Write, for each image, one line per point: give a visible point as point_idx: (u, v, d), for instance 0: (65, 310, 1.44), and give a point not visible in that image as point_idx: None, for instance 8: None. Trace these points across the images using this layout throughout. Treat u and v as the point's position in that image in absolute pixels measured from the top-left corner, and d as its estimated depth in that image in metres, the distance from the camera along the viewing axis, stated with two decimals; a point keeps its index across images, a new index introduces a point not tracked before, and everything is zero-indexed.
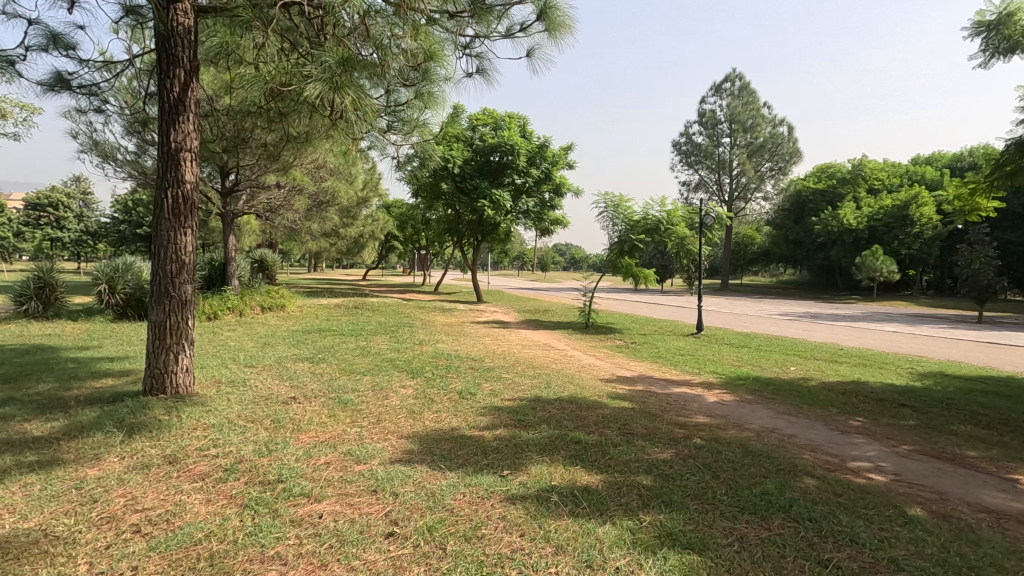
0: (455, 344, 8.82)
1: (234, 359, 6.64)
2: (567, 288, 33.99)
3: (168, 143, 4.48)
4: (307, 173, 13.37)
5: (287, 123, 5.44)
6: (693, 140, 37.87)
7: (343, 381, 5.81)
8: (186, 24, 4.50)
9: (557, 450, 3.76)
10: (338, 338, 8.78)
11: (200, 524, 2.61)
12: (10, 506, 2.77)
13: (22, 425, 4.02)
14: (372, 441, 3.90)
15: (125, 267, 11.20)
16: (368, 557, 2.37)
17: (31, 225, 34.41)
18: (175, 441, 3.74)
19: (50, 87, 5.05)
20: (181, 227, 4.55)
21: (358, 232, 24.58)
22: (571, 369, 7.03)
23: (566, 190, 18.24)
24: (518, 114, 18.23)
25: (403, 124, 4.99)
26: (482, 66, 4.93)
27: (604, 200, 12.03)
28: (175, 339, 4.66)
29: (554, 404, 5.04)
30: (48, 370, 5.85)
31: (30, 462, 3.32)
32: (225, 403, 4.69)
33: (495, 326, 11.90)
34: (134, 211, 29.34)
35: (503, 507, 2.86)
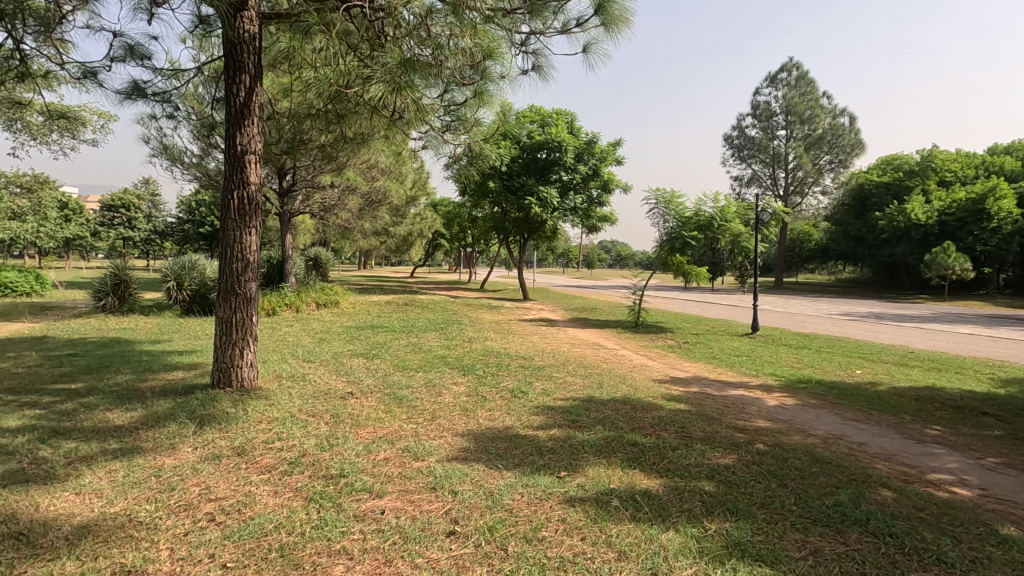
0: (504, 341, 8.87)
1: (293, 354, 6.89)
2: (613, 288, 30.65)
3: (235, 146, 4.68)
4: (360, 173, 13.71)
5: (344, 124, 5.58)
6: (746, 133, 36.62)
7: (397, 377, 5.92)
8: (252, 31, 4.66)
9: (614, 452, 3.70)
10: (391, 335, 8.99)
11: (269, 516, 2.70)
12: (98, 491, 2.95)
13: (105, 414, 4.28)
14: (429, 438, 3.95)
15: (191, 265, 11.79)
16: (430, 555, 2.39)
17: (106, 225, 36.68)
18: (243, 434, 3.89)
19: (127, 96, 5.34)
20: (247, 227, 4.72)
21: (407, 230, 25.05)
22: (622, 369, 6.92)
23: (615, 186, 18.01)
24: (567, 110, 18.15)
25: (461, 124, 4.97)
26: (538, 63, 4.88)
27: (655, 196, 11.79)
28: (240, 335, 4.86)
29: (607, 405, 4.95)
30: (126, 362, 6.23)
31: (114, 450, 3.53)
32: (287, 398, 4.86)
33: (543, 324, 11.85)
34: (198, 211, 30.83)
35: (563, 509, 2.82)
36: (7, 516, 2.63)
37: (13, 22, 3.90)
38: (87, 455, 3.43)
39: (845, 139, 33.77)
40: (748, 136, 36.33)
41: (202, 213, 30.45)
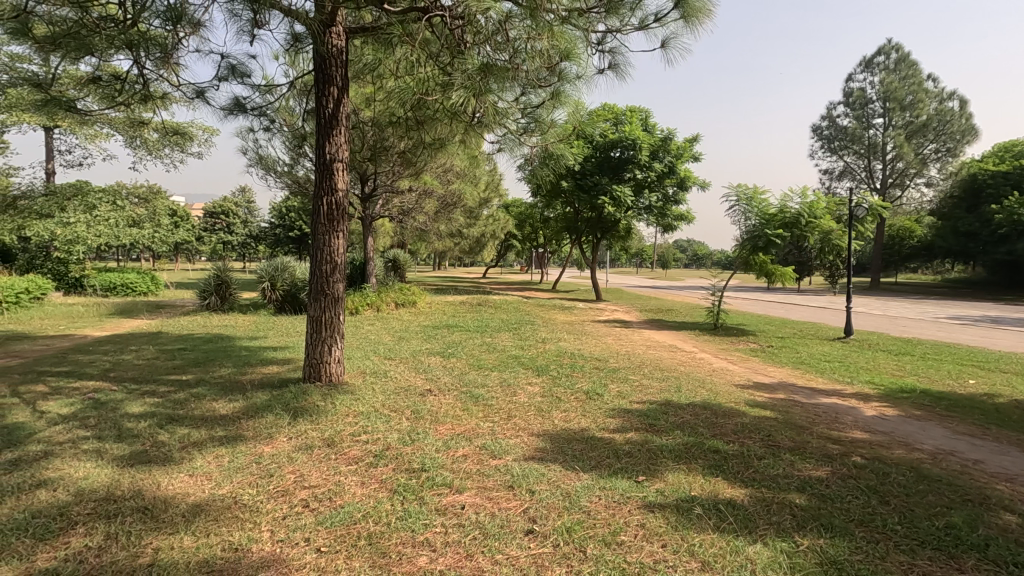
0: (577, 342, 8.82)
1: (375, 352, 7.21)
2: (690, 288, 30.30)
3: (325, 155, 4.97)
4: (435, 176, 14.13)
5: (425, 130, 5.80)
6: (837, 123, 34.21)
7: (473, 376, 6.04)
8: (340, 46, 4.93)
9: (695, 458, 3.58)
10: (466, 334, 9.17)
11: (358, 505, 2.85)
12: (208, 473, 3.23)
13: (212, 403, 4.69)
14: (505, 437, 4.01)
15: (283, 267, 12.65)
16: (510, 551, 2.42)
17: (208, 230, 40.09)
18: (333, 426, 4.13)
19: (230, 111, 5.81)
20: (335, 231, 5.01)
21: (480, 231, 25.49)
22: (702, 372, 6.68)
23: (692, 183, 17.44)
24: (641, 107, 17.80)
25: (536, 125, 5.01)
26: (615, 62, 4.81)
27: (736, 192, 11.31)
28: (329, 332, 5.15)
29: (686, 410, 4.79)
30: (228, 356, 6.78)
31: (220, 437, 3.85)
32: (370, 393, 5.09)
33: (616, 326, 11.64)
34: (287, 216, 33.04)
35: (642, 514, 2.77)
36: (135, 492, 2.94)
37: (139, 51, 4.35)
38: (198, 441, 3.76)
39: (954, 125, 30.73)
40: (840, 126, 33.90)
41: (291, 218, 32.58)
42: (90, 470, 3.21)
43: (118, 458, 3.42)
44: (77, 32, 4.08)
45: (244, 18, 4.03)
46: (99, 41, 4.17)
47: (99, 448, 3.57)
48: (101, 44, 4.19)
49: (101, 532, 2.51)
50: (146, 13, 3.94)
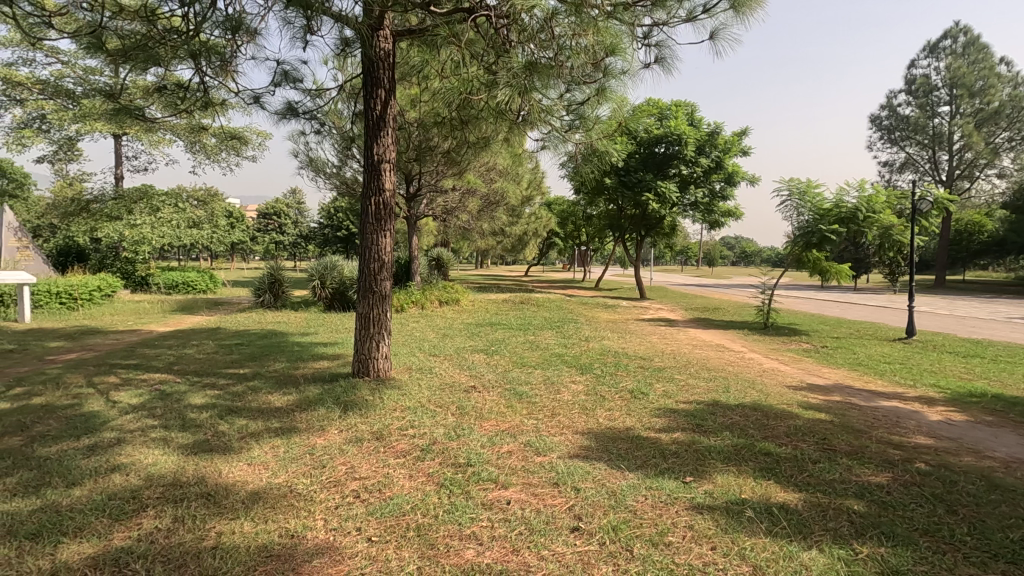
0: (621, 341, 8.73)
1: (421, 348, 7.35)
2: (747, 287, 27.40)
3: (373, 155, 5.09)
4: (479, 175, 14.25)
5: (471, 129, 5.86)
6: (898, 112, 32.42)
7: (517, 373, 6.08)
8: (386, 48, 5.03)
9: (745, 460, 3.48)
10: (509, 332, 9.21)
11: (406, 497, 2.92)
12: (266, 463, 3.38)
13: (268, 396, 4.89)
14: (549, 434, 4.01)
15: (332, 266, 13.03)
16: (556, 548, 2.43)
17: (262, 230, 41.77)
18: (381, 420, 4.24)
19: (283, 116, 6.03)
20: (382, 230, 5.13)
21: (522, 230, 25.57)
22: (751, 373, 6.49)
23: (740, 178, 16.92)
24: (686, 101, 17.41)
25: (581, 122, 4.98)
26: (661, 56, 4.72)
27: (788, 186, 10.89)
28: (376, 329, 5.28)
29: (735, 411, 4.67)
30: (282, 352, 7.06)
31: (275, 428, 4.01)
32: (417, 388, 5.19)
33: (661, 324, 11.44)
34: (335, 217, 34.07)
35: (690, 515, 2.72)
36: (199, 478, 3.11)
37: (200, 60, 4.58)
38: (255, 431, 3.94)
39: None
40: (901, 115, 32.19)
41: (339, 219, 33.57)
42: (158, 457, 3.41)
43: (183, 446, 3.62)
44: (145, 43, 4.32)
45: (297, 24, 4.17)
46: (164, 52, 4.41)
47: (165, 437, 3.78)
48: (166, 54, 4.43)
49: (169, 515, 2.67)
50: (207, 23, 4.14)
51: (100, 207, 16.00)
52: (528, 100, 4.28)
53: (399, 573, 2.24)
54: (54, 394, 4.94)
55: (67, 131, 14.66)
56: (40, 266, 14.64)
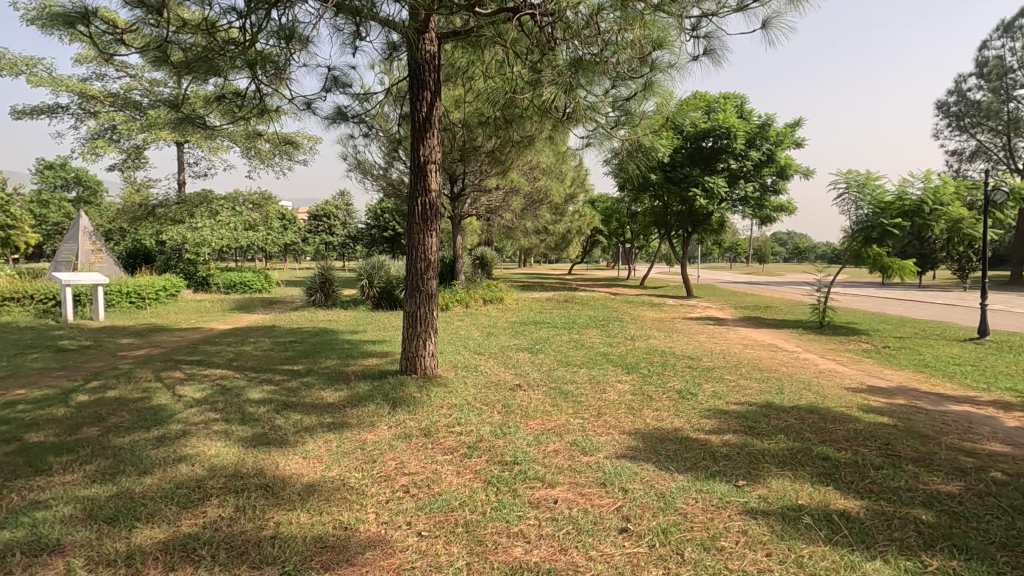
0: (667, 340, 8.55)
1: (466, 347, 7.42)
2: (800, 287, 24.29)
3: (419, 157, 5.18)
4: (522, 174, 14.27)
5: (515, 128, 5.88)
6: (968, 98, 30.42)
7: (562, 372, 6.05)
8: (432, 51, 5.10)
9: (802, 465, 3.35)
10: (553, 331, 9.18)
11: (454, 493, 2.96)
12: (319, 456, 3.50)
13: (321, 392, 5.06)
14: (596, 434, 3.97)
15: (379, 265, 13.33)
16: (604, 549, 2.41)
17: (312, 231, 43.20)
18: (428, 416, 4.31)
19: (333, 120, 6.22)
20: (429, 230, 5.22)
21: (566, 228, 25.43)
22: (807, 374, 6.23)
23: (793, 172, 16.28)
24: (735, 93, 16.89)
25: (626, 118, 4.89)
26: (711, 47, 4.59)
27: (845, 179, 10.39)
28: (423, 327, 5.37)
29: (790, 413, 4.49)
30: (333, 349, 7.28)
31: (328, 423, 4.14)
32: (463, 386, 5.25)
33: (709, 323, 11.16)
34: (382, 217, 34.89)
35: (743, 520, 2.64)
36: (258, 470, 3.25)
37: (256, 69, 4.78)
38: (309, 426, 4.08)
39: None
40: (971, 100, 30.18)
41: (385, 219, 34.36)
42: (220, 449, 3.58)
43: (243, 439, 3.79)
44: (206, 55, 4.54)
45: (346, 30, 4.29)
46: (223, 63, 4.63)
47: (226, 429, 3.97)
48: (226, 64, 4.65)
49: (231, 504, 2.80)
50: (262, 33, 4.31)
51: (165, 211, 16.93)
52: (574, 97, 4.27)
53: (449, 568, 2.27)
54: (126, 388, 5.28)
55: (135, 140, 15.58)
56: (112, 267, 15.60)
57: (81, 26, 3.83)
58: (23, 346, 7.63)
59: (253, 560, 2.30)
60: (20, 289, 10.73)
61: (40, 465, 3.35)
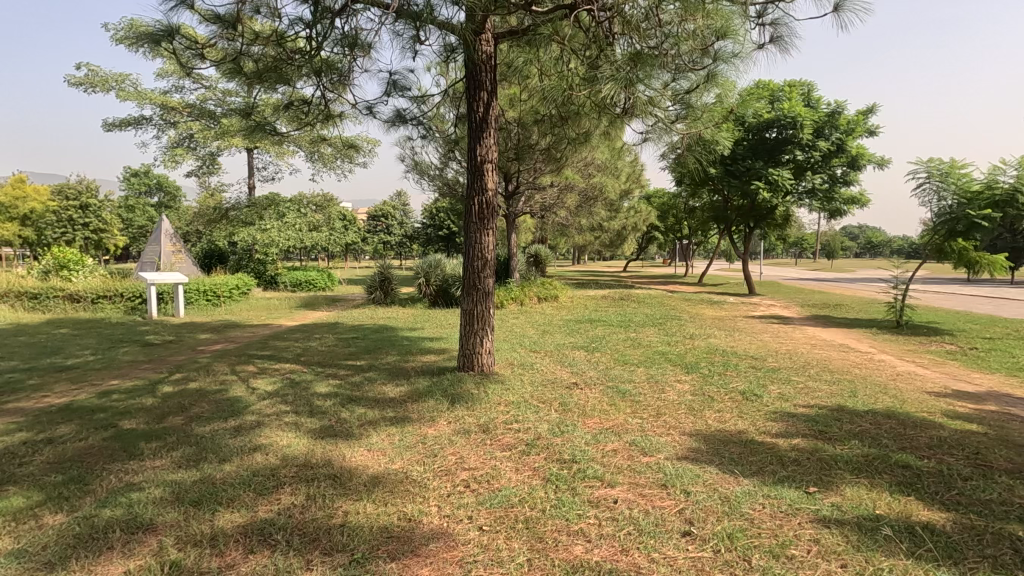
0: (729, 339, 8.29)
1: (522, 344, 7.47)
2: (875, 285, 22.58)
3: (476, 157, 5.24)
4: (577, 170, 14.19)
5: (571, 124, 5.83)
6: None
7: (619, 371, 5.98)
8: (488, 51, 5.13)
9: (878, 473, 3.17)
10: (609, 329, 9.08)
11: (514, 490, 2.98)
12: (383, 449, 3.62)
13: (383, 387, 5.23)
14: (655, 434, 3.91)
15: (436, 264, 13.60)
16: (667, 552, 2.37)
17: (371, 231, 44.59)
18: (486, 413, 4.37)
19: (392, 123, 6.39)
20: (485, 228, 5.27)
21: (621, 224, 25.05)
22: (883, 376, 5.87)
23: (865, 161, 15.34)
24: (802, 80, 16.09)
25: (688, 112, 4.62)
26: (778, 34, 4.39)
27: (926, 167, 9.67)
28: (480, 325, 5.43)
29: (864, 417, 4.25)
30: (393, 346, 7.50)
31: (390, 417, 4.27)
32: (519, 383, 5.29)
33: (774, 322, 10.71)
34: (437, 216, 35.60)
35: (815, 528, 2.53)
36: (326, 461, 3.40)
37: (322, 76, 4.99)
38: (372, 420, 4.23)
39: None
40: None
41: (440, 218, 35.04)
42: (292, 440, 3.77)
43: (312, 431, 3.98)
44: (276, 65, 4.78)
45: (406, 35, 4.40)
46: (291, 71, 4.86)
47: (296, 421, 4.18)
48: (293, 72, 4.87)
49: (303, 493, 2.94)
50: (327, 42, 4.48)
51: (237, 214, 17.93)
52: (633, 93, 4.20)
53: (511, 563, 2.30)
54: (205, 380, 5.65)
55: (210, 147, 16.58)
56: (190, 267, 16.74)
57: (165, 43, 4.12)
58: (115, 340, 8.30)
59: (325, 547, 2.41)
60: (112, 288, 11.73)
61: (133, 449, 3.64)
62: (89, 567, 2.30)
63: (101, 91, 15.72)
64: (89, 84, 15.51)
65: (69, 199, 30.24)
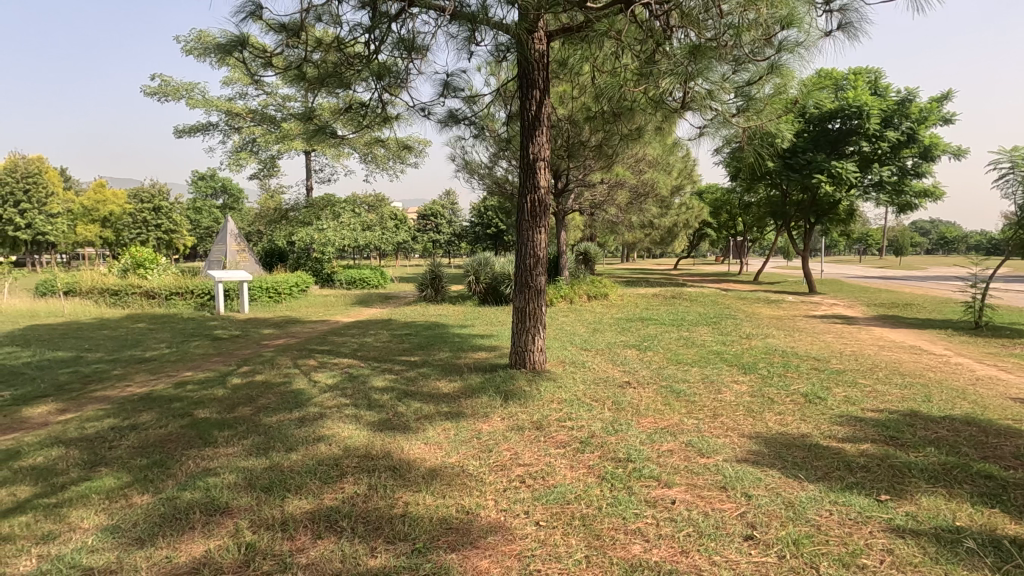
0: (788, 339, 7.99)
1: (572, 342, 7.44)
2: (949, 284, 21.16)
3: (529, 155, 5.26)
4: (628, 166, 14.00)
5: (624, 120, 5.76)
6: None
7: (672, 371, 5.87)
8: (541, 50, 5.13)
9: (957, 482, 2.99)
10: (661, 328, 8.91)
11: (569, 487, 2.99)
12: (439, 443, 3.71)
13: (437, 382, 5.34)
14: (713, 435, 3.82)
15: (485, 261, 13.72)
16: (729, 555, 2.32)
17: (421, 230, 45.48)
18: (540, 410, 4.39)
19: (445, 124, 6.50)
20: (537, 226, 5.28)
21: (672, 221, 24.52)
22: (961, 380, 5.51)
23: (939, 152, 14.41)
24: (868, 67, 15.28)
25: (748, 105, 4.50)
26: (847, 21, 4.19)
27: (1009, 156, 8.97)
28: (532, 323, 5.46)
29: (941, 424, 4.01)
30: (445, 342, 7.63)
31: (445, 412, 4.36)
32: (571, 381, 5.29)
33: (837, 322, 10.20)
34: (486, 215, 35.94)
35: (887, 538, 2.41)
36: (385, 452, 3.51)
37: (379, 79, 5.14)
38: (429, 414, 4.33)
39: None
40: None
41: (488, 217, 35.41)
42: (353, 431, 3.92)
43: (371, 423, 4.11)
44: (336, 70, 4.93)
45: (461, 37, 4.45)
46: (351, 75, 5.02)
47: (356, 414, 4.34)
48: (353, 76, 5.07)
49: (366, 483, 3.05)
50: (386, 45, 4.60)
51: (296, 215, 18.67)
52: (690, 87, 4.12)
53: (568, 559, 2.31)
54: (271, 373, 5.93)
55: (271, 150, 17.31)
56: (253, 266, 17.57)
57: (237, 53, 4.35)
58: (188, 334, 8.82)
59: (388, 535, 2.50)
60: (184, 285, 12.46)
61: (208, 437, 3.87)
62: (174, 544, 2.47)
63: (173, 100, 16.71)
64: (163, 94, 16.51)
65: (143, 202, 32.38)
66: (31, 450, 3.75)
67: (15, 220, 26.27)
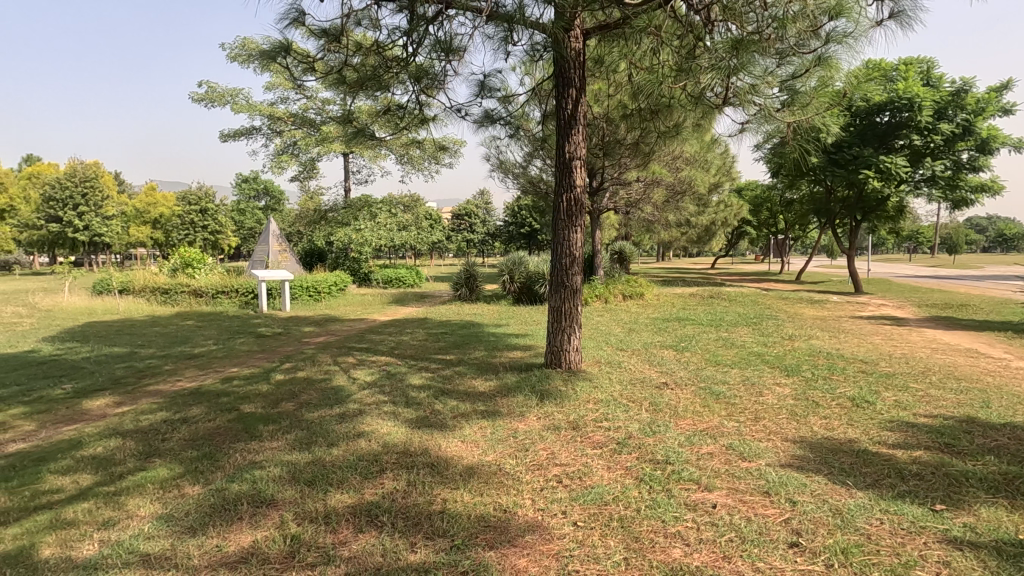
0: (834, 341, 7.71)
1: (608, 342, 7.37)
2: (1009, 283, 20.01)
3: (565, 154, 5.24)
4: (664, 164, 13.80)
5: (662, 116, 5.67)
6: None
7: (712, 372, 5.75)
8: (578, 48, 5.09)
9: (1018, 492, 2.84)
10: (699, 328, 8.73)
11: (607, 488, 2.97)
12: (476, 441, 3.73)
13: (473, 381, 5.38)
14: (754, 439, 3.72)
15: (520, 260, 13.73)
16: (773, 562, 2.26)
17: (455, 230, 45.87)
18: (576, 410, 4.37)
19: (481, 123, 6.53)
20: (573, 225, 5.26)
21: (710, 218, 24.02)
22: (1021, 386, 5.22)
23: (998, 144, 13.66)
24: (920, 57, 14.61)
25: (792, 99, 4.37)
26: (899, 9, 4.02)
27: None
28: (568, 323, 5.44)
29: (1001, 431, 3.80)
30: (480, 341, 7.67)
31: (481, 411, 4.39)
32: (607, 381, 5.25)
33: (886, 323, 9.80)
34: (520, 215, 36.02)
35: (944, 549, 2.31)
36: (424, 449, 3.56)
37: (416, 80, 5.19)
38: (465, 412, 4.37)
39: None
40: None
41: (523, 217, 35.50)
42: (391, 428, 3.99)
43: (409, 420, 4.17)
44: (375, 73, 5.02)
45: (497, 37, 4.45)
46: (389, 76, 5.09)
47: (394, 411, 4.41)
48: (391, 78, 5.14)
49: (404, 479, 3.10)
50: (423, 47, 4.64)
51: (335, 216, 19.12)
52: (732, 82, 4.03)
53: (608, 560, 2.30)
54: (312, 370, 6.09)
55: (311, 153, 17.76)
56: (294, 265, 18.08)
57: (280, 58, 4.47)
58: (233, 331, 9.16)
59: (428, 531, 2.53)
60: (229, 284, 12.94)
61: (254, 431, 4.01)
62: (223, 534, 2.57)
63: (219, 105, 17.35)
64: (209, 100, 17.17)
65: (191, 204, 33.76)
66: (91, 441, 3.96)
67: (75, 222, 27.81)
